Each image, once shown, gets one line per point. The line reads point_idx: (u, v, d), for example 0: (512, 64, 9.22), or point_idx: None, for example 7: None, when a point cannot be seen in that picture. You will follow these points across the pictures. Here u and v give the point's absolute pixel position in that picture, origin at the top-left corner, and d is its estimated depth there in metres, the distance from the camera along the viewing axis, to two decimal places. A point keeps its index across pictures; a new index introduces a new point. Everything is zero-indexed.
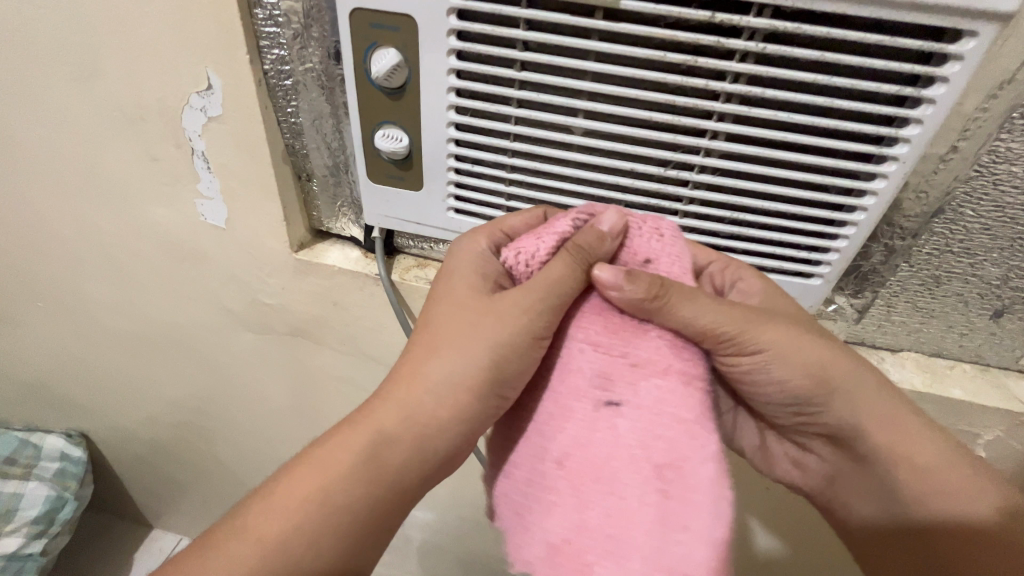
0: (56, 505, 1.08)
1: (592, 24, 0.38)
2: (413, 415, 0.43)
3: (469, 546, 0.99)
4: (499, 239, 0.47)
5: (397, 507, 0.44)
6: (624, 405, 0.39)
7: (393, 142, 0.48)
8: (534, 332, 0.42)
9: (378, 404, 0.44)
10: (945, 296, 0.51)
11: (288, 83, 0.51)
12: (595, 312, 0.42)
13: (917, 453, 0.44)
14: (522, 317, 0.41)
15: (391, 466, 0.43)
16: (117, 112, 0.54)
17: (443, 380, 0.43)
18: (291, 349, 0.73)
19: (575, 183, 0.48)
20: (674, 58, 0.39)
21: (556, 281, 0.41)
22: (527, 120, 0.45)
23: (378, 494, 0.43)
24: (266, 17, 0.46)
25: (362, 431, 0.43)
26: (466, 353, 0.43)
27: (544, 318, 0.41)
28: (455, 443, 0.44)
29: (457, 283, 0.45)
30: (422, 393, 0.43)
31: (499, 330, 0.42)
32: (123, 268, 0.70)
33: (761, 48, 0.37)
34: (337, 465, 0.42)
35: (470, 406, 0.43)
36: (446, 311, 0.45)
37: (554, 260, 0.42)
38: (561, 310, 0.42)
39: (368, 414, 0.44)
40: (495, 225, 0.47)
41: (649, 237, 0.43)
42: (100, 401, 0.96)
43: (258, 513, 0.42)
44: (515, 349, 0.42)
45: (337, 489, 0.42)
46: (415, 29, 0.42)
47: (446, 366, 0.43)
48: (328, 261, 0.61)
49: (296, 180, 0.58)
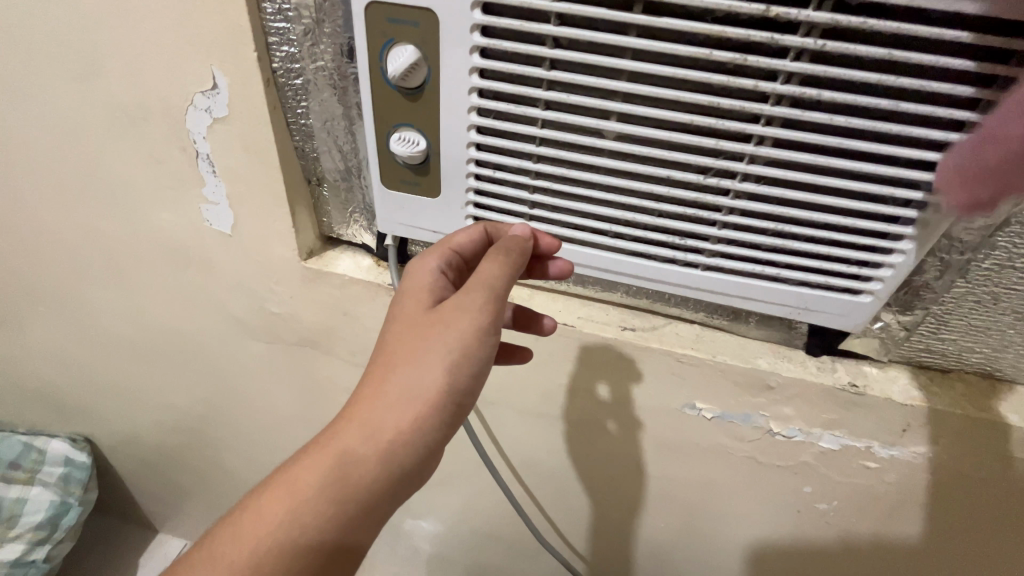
0: (60, 511, 1.05)
1: (630, 18, 0.35)
2: (378, 434, 0.40)
3: (482, 559, 0.96)
4: (451, 259, 0.46)
5: (372, 521, 0.42)
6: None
7: (409, 145, 0.45)
8: (481, 328, 0.41)
9: (342, 424, 0.41)
10: (999, 314, 0.47)
11: (299, 82, 0.48)
12: None
13: None
14: (467, 317, 0.41)
15: (360, 485, 0.40)
16: (121, 113, 0.51)
17: (403, 393, 0.40)
18: (301, 359, 0.70)
19: (606, 190, 0.44)
20: (721, 57, 0.35)
21: (493, 277, 0.41)
22: (555, 123, 0.42)
23: (349, 513, 0.41)
24: (275, 12, 0.43)
25: (328, 453, 0.40)
26: (420, 363, 0.40)
27: (486, 313, 0.41)
28: (421, 458, 0.41)
29: (411, 302, 0.44)
30: (384, 408, 0.40)
31: (450, 334, 0.40)
32: (127, 273, 0.67)
33: (819, 46, 0.33)
34: (307, 487, 0.40)
35: (433, 416, 0.40)
36: (401, 325, 0.43)
37: (486, 261, 0.42)
38: (498, 307, 0.41)
39: (332, 435, 0.41)
40: (443, 244, 0.46)
41: None
42: (105, 407, 0.93)
43: (232, 535, 0.41)
44: (468, 350, 0.40)
45: (308, 511, 0.40)
46: (436, 24, 0.39)
47: (404, 379, 0.40)
48: (339, 269, 0.58)
49: (307, 185, 0.56)
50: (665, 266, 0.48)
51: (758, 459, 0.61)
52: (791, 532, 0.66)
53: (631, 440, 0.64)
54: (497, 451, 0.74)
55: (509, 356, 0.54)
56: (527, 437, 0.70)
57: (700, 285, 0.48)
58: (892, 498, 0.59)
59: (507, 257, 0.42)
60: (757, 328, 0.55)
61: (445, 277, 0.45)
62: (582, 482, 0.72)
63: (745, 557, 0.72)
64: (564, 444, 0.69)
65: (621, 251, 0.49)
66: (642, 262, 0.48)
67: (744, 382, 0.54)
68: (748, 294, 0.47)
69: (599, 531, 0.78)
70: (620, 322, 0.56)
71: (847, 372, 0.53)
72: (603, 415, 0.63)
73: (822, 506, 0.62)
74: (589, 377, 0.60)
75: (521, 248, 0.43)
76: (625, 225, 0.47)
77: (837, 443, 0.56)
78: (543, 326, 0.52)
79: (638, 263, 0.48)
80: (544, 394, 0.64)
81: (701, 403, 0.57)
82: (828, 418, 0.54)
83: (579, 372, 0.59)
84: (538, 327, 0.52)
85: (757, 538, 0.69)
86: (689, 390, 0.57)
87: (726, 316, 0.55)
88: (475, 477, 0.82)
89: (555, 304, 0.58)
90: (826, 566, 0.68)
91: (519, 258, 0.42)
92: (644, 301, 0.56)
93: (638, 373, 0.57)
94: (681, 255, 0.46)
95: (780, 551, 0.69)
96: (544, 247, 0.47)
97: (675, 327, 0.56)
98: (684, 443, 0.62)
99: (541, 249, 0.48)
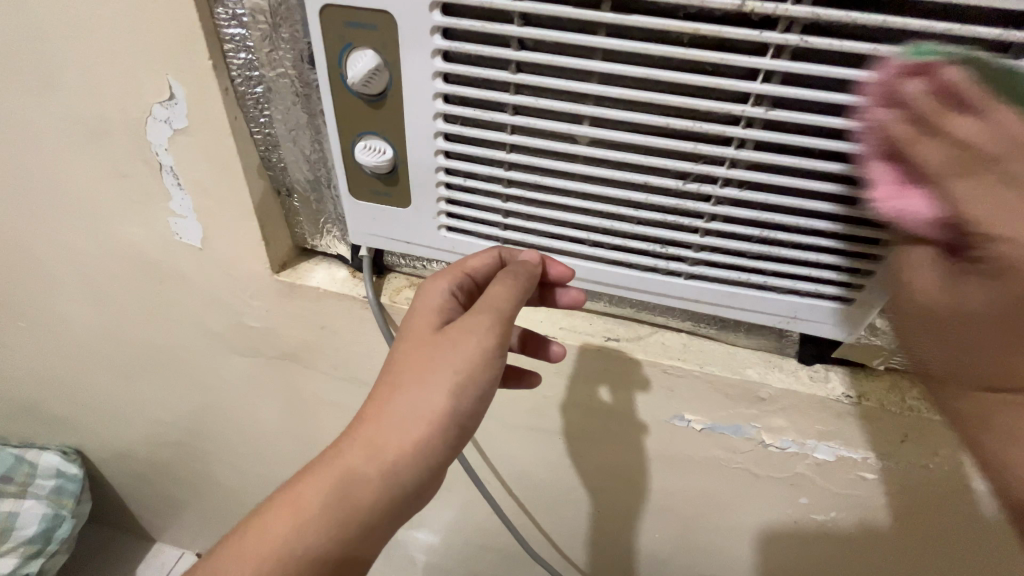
0: (54, 522, 1.04)
1: (597, 17, 0.33)
2: (379, 454, 0.38)
3: (476, 569, 0.94)
4: (464, 281, 0.43)
5: (372, 542, 0.40)
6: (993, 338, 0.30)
7: (376, 155, 0.43)
8: (488, 350, 0.38)
9: (344, 442, 0.40)
10: None
11: (259, 90, 0.46)
12: (912, 196, 0.31)
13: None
14: (474, 340, 0.38)
15: (360, 506, 0.39)
16: (81, 125, 0.49)
17: (406, 414, 0.38)
18: (281, 372, 0.68)
19: (582, 198, 0.42)
20: (698, 56, 0.33)
21: (501, 300, 0.39)
22: (525, 128, 0.40)
23: (349, 534, 0.39)
24: (229, 17, 0.41)
25: (329, 475, 0.39)
26: (425, 384, 0.38)
27: (494, 334, 0.39)
28: (422, 479, 0.39)
29: (417, 325, 0.41)
30: (387, 430, 0.38)
31: (456, 356, 0.38)
32: (102, 288, 0.65)
33: (802, 40, 0.31)
34: (305, 507, 0.39)
35: (437, 439, 0.38)
36: (406, 347, 0.40)
37: (496, 283, 0.40)
38: (510, 329, 0.39)
39: (334, 455, 0.39)
40: (457, 266, 0.43)
41: (908, 211, 0.31)
42: (92, 420, 0.92)
43: (222, 557, 0.39)
44: (473, 372, 0.38)
45: (306, 533, 0.38)
46: (394, 27, 0.37)
47: (408, 400, 0.38)
48: (313, 282, 0.56)
49: (276, 196, 0.54)
50: (648, 275, 0.46)
51: (753, 471, 0.58)
52: (787, 541, 0.64)
53: (621, 452, 0.63)
54: (485, 462, 0.71)
55: (518, 381, 0.52)
56: (516, 449, 0.68)
57: (685, 294, 0.46)
58: (891, 508, 0.56)
59: (516, 280, 0.40)
60: (746, 337, 0.52)
61: (456, 301, 0.43)
62: (573, 493, 0.71)
63: (742, 567, 0.70)
64: (554, 456, 0.67)
65: (601, 260, 0.46)
66: (623, 271, 0.46)
67: (735, 394, 0.52)
68: (737, 303, 0.45)
69: (593, 542, 0.76)
70: (604, 332, 0.54)
71: (841, 382, 0.50)
72: (591, 425, 0.61)
73: (819, 517, 0.60)
74: (576, 387, 0.58)
75: (530, 271, 0.41)
76: (603, 234, 0.45)
77: (834, 454, 0.54)
78: (552, 352, 0.49)
79: (620, 273, 0.46)
80: (531, 407, 0.62)
81: (691, 414, 0.55)
82: (822, 428, 0.52)
83: (567, 384, 0.57)
84: (545, 355, 0.50)
85: (754, 550, 0.67)
86: (679, 402, 0.55)
87: (713, 324, 0.53)
88: (467, 489, 0.80)
89: (538, 314, 0.55)
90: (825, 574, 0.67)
91: (529, 281, 0.41)
92: (628, 309, 0.54)
93: (646, 381, 0.54)
94: (664, 264, 0.44)
95: (778, 562, 0.67)
96: (556, 274, 0.45)
97: (662, 336, 0.54)
98: (675, 454, 0.60)
99: (552, 276, 0.45)
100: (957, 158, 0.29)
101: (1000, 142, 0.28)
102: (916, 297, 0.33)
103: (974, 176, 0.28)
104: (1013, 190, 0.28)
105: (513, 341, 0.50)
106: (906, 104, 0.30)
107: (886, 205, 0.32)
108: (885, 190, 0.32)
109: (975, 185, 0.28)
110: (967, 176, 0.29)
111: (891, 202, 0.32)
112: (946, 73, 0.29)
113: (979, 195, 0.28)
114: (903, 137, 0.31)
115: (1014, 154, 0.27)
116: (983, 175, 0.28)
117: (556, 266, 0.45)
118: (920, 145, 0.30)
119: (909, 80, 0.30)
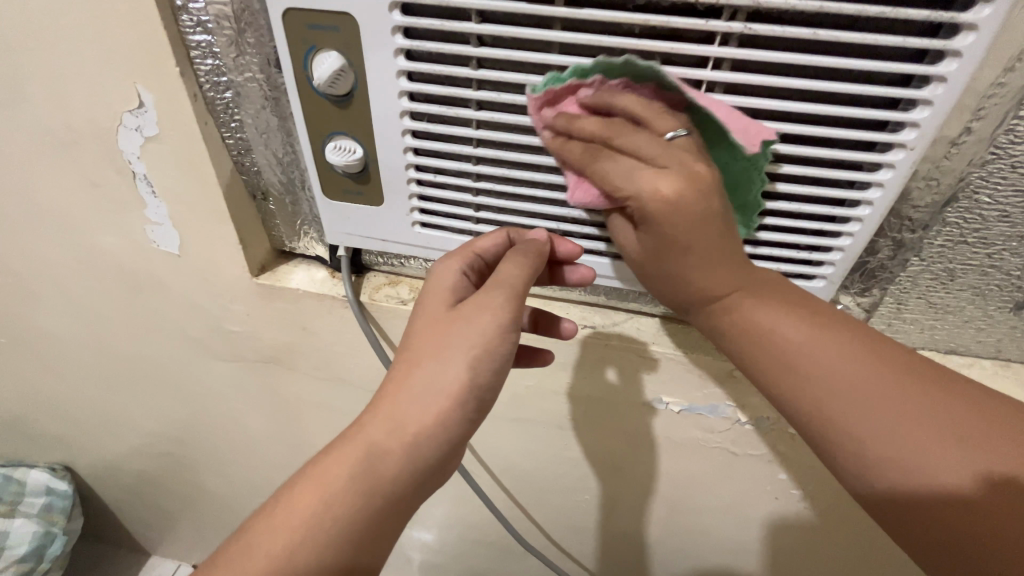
0: (45, 540, 1.03)
1: (552, 12, 0.34)
2: (401, 428, 0.38)
3: (472, 563, 0.95)
4: (474, 262, 0.43)
5: (398, 517, 0.40)
6: (680, 257, 0.37)
7: (345, 154, 0.44)
8: (502, 326, 0.39)
9: (364, 421, 0.39)
10: (959, 291, 0.47)
11: (228, 95, 0.46)
12: (579, 188, 0.39)
13: (807, 362, 0.36)
14: (490, 315, 0.39)
15: (384, 482, 0.38)
16: (51, 137, 0.50)
17: (427, 390, 0.38)
18: (266, 376, 0.69)
19: (549, 188, 0.44)
20: (649, 46, 0.34)
21: (513, 279, 0.40)
22: (490, 122, 0.41)
23: (370, 511, 0.38)
24: (193, 23, 0.42)
25: (351, 453, 0.38)
26: (442, 359, 0.39)
27: (507, 311, 0.39)
28: (444, 452, 0.39)
29: (430, 304, 0.41)
30: (408, 405, 0.38)
31: (471, 331, 0.39)
32: (82, 299, 0.65)
33: (745, 28, 0.32)
34: (327, 490, 0.38)
35: (456, 412, 0.38)
36: (422, 326, 0.41)
37: (506, 261, 0.41)
38: (523, 304, 0.40)
39: (356, 432, 0.39)
40: (466, 248, 0.44)
41: (589, 195, 0.39)
42: (80, 435, 0.92)
43: (238, 551, 0.38)
44: (488, 345, 0.39)
45: (329, 514, 0.37)
46: (356, 28, 0.37)
47: (426, 374, 0.39)
48: (292, 283, 0.57)
49: (252, 199, 0.54)
50: (617, 261, 0.47)
51: (731, 449, 0.60)
52: (769, 518, 0.66)
53: (604, 437, 0.64)
54: (472, 455, 0.73)
55: (529, 359, 0.52)
56: (502, 440, 0.69)
57: None
58: None
59: (527, 258, 0.41)
60: None
61: (468, 280, 0.43)
62: (562, 483, 0.72)
63: (729, 544, 0.72)
64: (539, 445, 0.68)
65: None
66: (593, 257, 0.47)
67: (708, 373, 0.54)
68: None
69: (584, 530, 0.78)
70: (581, 320, 0.55)
71: None
72: (573, 412, 0.62)
73: (798, 492, 0.62)
74: (555, 376, 0.59)
75: (539, 250, 0.41)
76: (573, 223, 0.46)
77: None
78: (563, 330, 0.50)
79: (592, 260, 0.47)
80: (514, 398, 0.63)
81: (668, 396, 0.57)
82: None
83: (547, 373, 0.59)
84: (557, 331, 0.50)
85: (738, 528, 0.69)
86: (655, 385, 0.56)
87: None
88: (457, 485, 0.80)
89: None
90: (807, 551, 0.68)
91: (538, 259, 0.41)
92: (603, 297, 0.55)
93: (654, 359, 0.54)
94: None
95: (763, 540, 0.69)
96: (565, 252, 0.44)
97: (637, 322, 0.55)
98: (656, 437, 0.62)
99: (560, 255, 0.45)
100: (594, 148, 0.37)
101: (612, 128, 0.36)
102: (632, 255, 0.40)
103: (612, 160, 0.36)
104: (634, 159, 0.36)
105: (525, 321, 0.51)
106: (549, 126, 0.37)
107: (574, 199, 0.40)
108: (572, 185, 0.40)
109: (612, 162, 0.36)
110: (601, 161, 0.37)
111: (576, 193, 0.40)
112: (584, 91, 0.36)
113: (616, 170, 0.36)
114: (557, 147, 0.38)
115: (620, 135, 0.36)
116: (611, 156, 0.36)
117: (564, 245, 0.44)
118: (565, 146, 0.38)
119: (546, 108, 0.37)
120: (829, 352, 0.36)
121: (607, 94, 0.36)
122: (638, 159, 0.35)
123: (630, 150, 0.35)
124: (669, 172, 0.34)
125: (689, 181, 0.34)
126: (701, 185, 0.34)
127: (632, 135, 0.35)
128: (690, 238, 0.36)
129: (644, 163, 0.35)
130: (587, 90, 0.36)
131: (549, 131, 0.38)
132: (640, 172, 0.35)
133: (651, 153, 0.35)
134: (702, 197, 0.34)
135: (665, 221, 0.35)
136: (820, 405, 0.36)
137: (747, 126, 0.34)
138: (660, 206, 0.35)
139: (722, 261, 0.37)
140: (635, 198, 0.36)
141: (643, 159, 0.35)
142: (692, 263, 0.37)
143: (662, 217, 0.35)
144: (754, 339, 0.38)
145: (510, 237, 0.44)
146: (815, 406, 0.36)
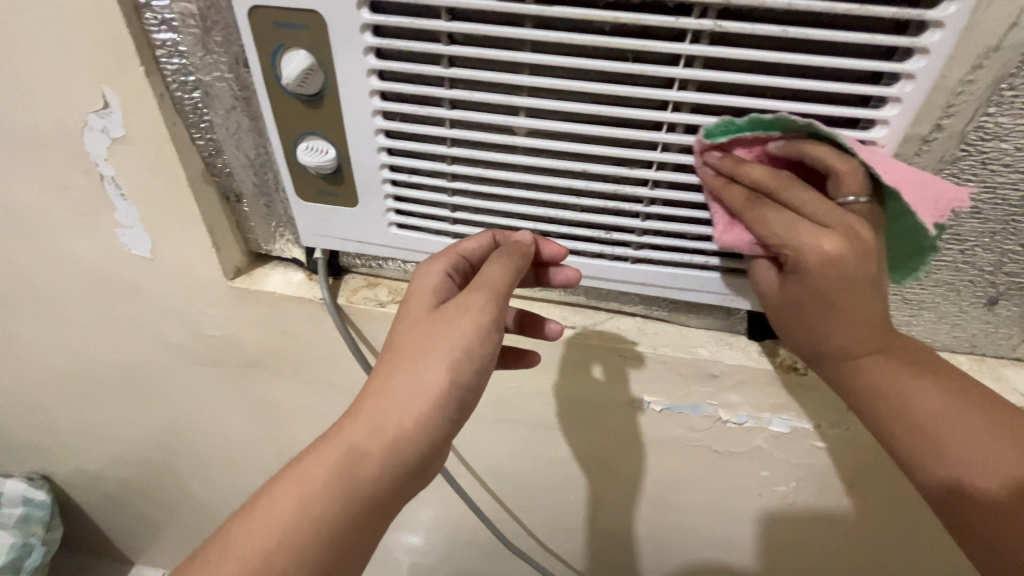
0: (22, 552, 1.00)
1: (521, 9, 0.33)
2: (381, 430, 0.38)
3: (462, 565, 0.95)
4: (458, 264, 0.43)
5: (379, 518, 0.40)
6: (826, 317, 0.37)
7: (318, 155, 0.43)
8: (484, 327, 0.39)
9: (344, 422, 0.39)
10: (934, 287, 0.48)
11: (197, 95, 0.45)
12: (728, 229, 0.40)
13: (935, 423, 0.38)
14: (473, 316, 0.38)
15: (364, 482, 0.38)
16: (15, 140, 0.48)
17: (409, 391, 0.38)
18: (247, 381, 0.68)
19: (524, 188, 0.43)
20: (621, 44, 0.34)
21: (495, 279, 0.39)
22: (463, 121, 0.40)
23: (352, 512, 0.38)
24: (157, 21, 0.41)
25: (332, 455, 0.38)
26: (425, 361, 0.38)
27: (489, 311, 0.39)
28: (426, 453, 0.39)
29: (417, 308, 0.41)
30: (391, 407, 0.38)
31: (453, 333, 0.38)
32: (53, 305, 0.64)
33: (715, 26, 0.32)
34: (305, 492, 0.37)
35: (438, 412, 0.38)
36: (406, 329, 0.40)
37: (489, 263, 0.40)
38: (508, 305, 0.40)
39: (336, 434, 0.38)
40: (449, 250, 0.43)
41: (742, 240, 0.40)
42: (58, 444, 0.90)
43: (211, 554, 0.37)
44: (470, 346, 0.38)
45: (308, 516, 0.37)
46: (323, 26, 0.37)
47: (409, 376, 0.38)
48: (268, 286, 0.56)
49: (225, 202, 0.53)
50: (594, 261, 0.47)
51: (714, 447, 0.60)
52: (753, 513, 0.66)
53: (589, 437, 0.64)
54: (458, 456, 0.72)
55: (517, 359, 0.52)
56: (487, 442, 0.69)
57: (633, 277, 0.47)
58: (846, 475, 0.59)
59: (509, 259, 0.40)
60: (696, 317, 0.54)
61: (451, 282, 0.42)
62: (548, 483, 0.72)
63: (716, 541, 0.72)
64: (524, 446, 0.68)
65: None
66: (571, 257, 0.47)
67: (688, 372, 0.54)
68: (682, 284, 0.46)
69: (572, 529, 0.77)
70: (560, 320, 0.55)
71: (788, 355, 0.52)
72: (556, 412, 0.62)
73: (781, 488, 0.62)
74: (538, 376, 0.59)
75: (521, 252, 0.41)
76: (550, 223, 0.46)
77: (788, 425, 0.56)
78: (549, 331, 0.49)
79: (569, 261, 0.47)
80: (497, 399, 0.63)
81: (651, 396, 0.57)
82: (776, 402, 0.54)
83: (530, 374, 0.59)
84: (543, 332, 0.50)
85: (723, 525, 0.69)
86: (637, 384, 0.56)
87: (664, 306, 0.54)
88: (443, 487, 0.80)
89: None
90: (791, 545, 0.69)
91: (519, 260, 0.41)
92: (582, 297, 0.55)
93: (637, 359, 0.54)
94: (609, 249, 0.45)
95: (749, 536, 0.69)
96: (550, 255, 0.44)
97: (617, 322, 0.55)
98: (640, 436, 0.62)
99: (545, 257, 0.44)
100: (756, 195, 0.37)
101: (781, 180, 0.36)
102: (767, 298, 0.40)
103: (775, 213, 0.36)
104: (798, 213, 0.36)
105: (510, 322, 0.50)
106: (711, 167, 0.37)
107: (721, 240, 0.40)
108: (721, 225, 0.40)
109: (774, 212, 0.37)
110: (763, 210, 0.37)
111: (725, 234, 0.40)
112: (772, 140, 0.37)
113: (776, 221, 0.36)
114: (718, 188, 0.38)
115: (794, 189, 0.36)
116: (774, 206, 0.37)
117: (549, 246, 0.44)
118: (727, 189, 0.38)
119: (711, 150, 0.37)
120: (951, 413, 0.38)
121: (794, 145, 0.36)
122: (807, 215, 0.36)
123: (799, 205, 0.36)
124: (836, 234, 0.35)
125: (854, 243, 0.35)
126: (861, 246, 0.35)
127: (801, 192, 0.36)
128: (843, 296, 0.36)
129: (808, 220, 0.36)
130: (774, 143, 0.37)
131: (709, 169, 0.38)
132: (804, 228, 0.35)
133: (818, 211, 0.35)
134: (862, 261, 0.35)
135: (819, 278, 0.36)
136: (935, 447, 0.37)
137: (936, 199, 0.35)
138: (820, 262, 0.35)
139: (865, 327, 0.37)
140: (793, 252, 0.36)
141: (808, 215, 0.36)
142: (837, 322, 0.37)
143: (817, 272, 0.36)
144: (879, 397, 0.39)
145: (495, 238, 0.44)
146: (939, 463, 0.37)
